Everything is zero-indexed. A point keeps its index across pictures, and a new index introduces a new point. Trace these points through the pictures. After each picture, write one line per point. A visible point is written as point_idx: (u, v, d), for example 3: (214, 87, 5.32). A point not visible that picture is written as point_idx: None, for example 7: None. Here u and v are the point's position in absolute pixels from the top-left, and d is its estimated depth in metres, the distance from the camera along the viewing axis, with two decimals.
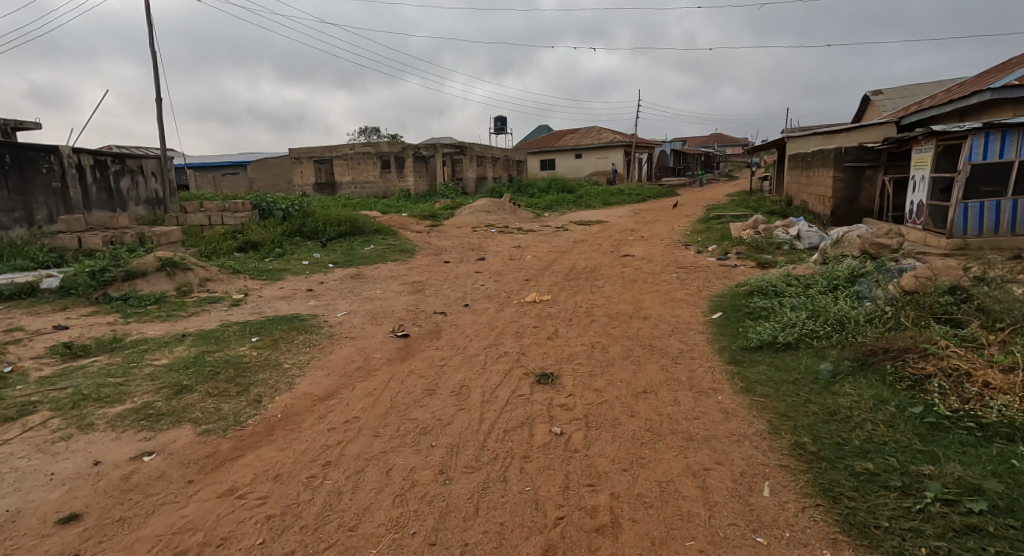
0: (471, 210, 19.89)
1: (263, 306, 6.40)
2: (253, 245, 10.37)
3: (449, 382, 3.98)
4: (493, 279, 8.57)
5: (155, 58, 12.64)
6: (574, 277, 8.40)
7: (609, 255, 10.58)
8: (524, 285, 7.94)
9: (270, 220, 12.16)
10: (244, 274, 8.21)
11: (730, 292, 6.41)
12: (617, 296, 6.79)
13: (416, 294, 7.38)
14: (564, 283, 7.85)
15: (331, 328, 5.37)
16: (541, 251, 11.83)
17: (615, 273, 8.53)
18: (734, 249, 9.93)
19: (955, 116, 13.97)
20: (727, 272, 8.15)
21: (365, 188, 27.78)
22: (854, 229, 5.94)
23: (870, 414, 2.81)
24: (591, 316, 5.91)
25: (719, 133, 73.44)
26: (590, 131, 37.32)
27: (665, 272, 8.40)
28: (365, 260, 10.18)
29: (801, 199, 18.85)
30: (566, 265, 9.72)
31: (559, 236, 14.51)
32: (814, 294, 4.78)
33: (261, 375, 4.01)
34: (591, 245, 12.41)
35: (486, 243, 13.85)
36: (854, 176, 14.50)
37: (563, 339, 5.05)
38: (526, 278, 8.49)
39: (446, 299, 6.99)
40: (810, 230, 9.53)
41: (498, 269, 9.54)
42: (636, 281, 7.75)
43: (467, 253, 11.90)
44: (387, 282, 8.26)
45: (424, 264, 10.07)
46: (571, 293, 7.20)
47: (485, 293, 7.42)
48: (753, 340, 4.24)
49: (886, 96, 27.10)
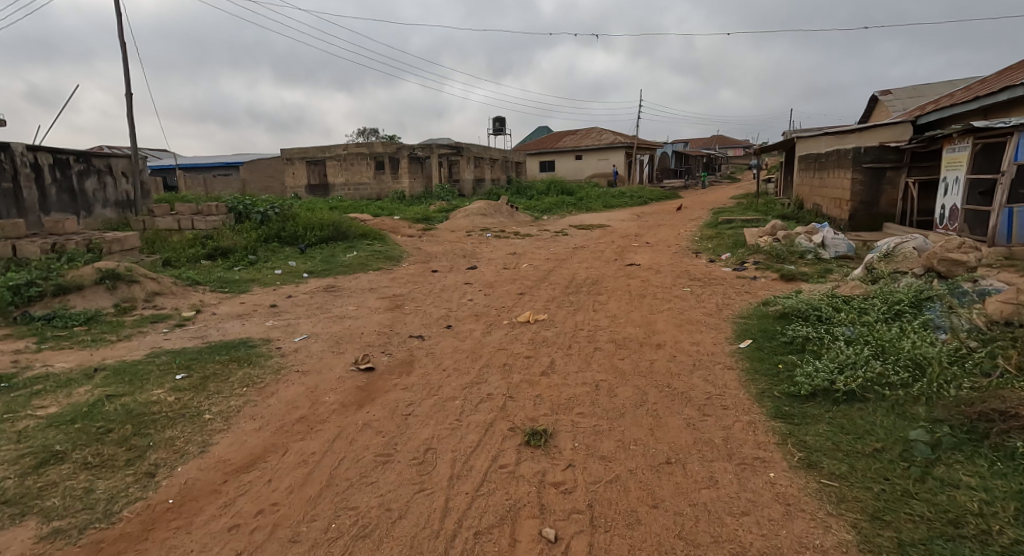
0: (466, 213, 19.04)
1: (213, 327, 5.47)
2: (223, 252, 9.44)
3: (411, 442, 3.08)
4: (485, 292, 7.70)
5: (125, 48, 11.70)
6: (574, 291, 7.49)
7: (612, 265, 9.68)
8: (518, 300, 7.04)
9: (246, 224, 11.26)
10: (203, 286, 7.29)
11: (757, 313, 5.52)
12: (625, 317, 5.84)
13: (395, 310, 6.49)
14: (564, 299, 6.94)
15: (281, 360, 4.43)
16: (539, 259, 10.95)
17: (620, 286, 7.61)
18: (752, 258, 9.09)
19: (981, 113, 13.15)
20: (746, 286, 7.25)
21: (359, 190, 26.87)
22: (909, 240, 5.04)
23: (1019, 533, 1.99)
24: (594, 343, 5.00)
25: (721, 137, 72.89)
26: (589, 133, 36.51)
27: (677, 286, 7.47)
28: (345, 269, 9.30)
29: (813, 202, 17.97)
30: (565, 275, 8.84)
31: (558, 242, 13.62)
32: (872, 324, 3.91)
33: (171, 431, 3.03)
34: (592, 252, 11.51)
35: (480, 249, 12.97)
36: (873, 179, 13.63)
37: (561, 376, 4.14)
38: (520, 292, 7.60)
39: (428, 318, 6.10)
40: (836, 238, 8.84)
41: (490, 280, 8.67)
42: (645, 297, 6.82)
43: (457, 261, 11.02)
44: (366, 295, 7.38)
45: (410, 274, 9.19)
46: (572, 311, 6.29)
47: (474, 310, 6.54)
48: (804, 386, 3.37)
49: (893, 96, 26.37)
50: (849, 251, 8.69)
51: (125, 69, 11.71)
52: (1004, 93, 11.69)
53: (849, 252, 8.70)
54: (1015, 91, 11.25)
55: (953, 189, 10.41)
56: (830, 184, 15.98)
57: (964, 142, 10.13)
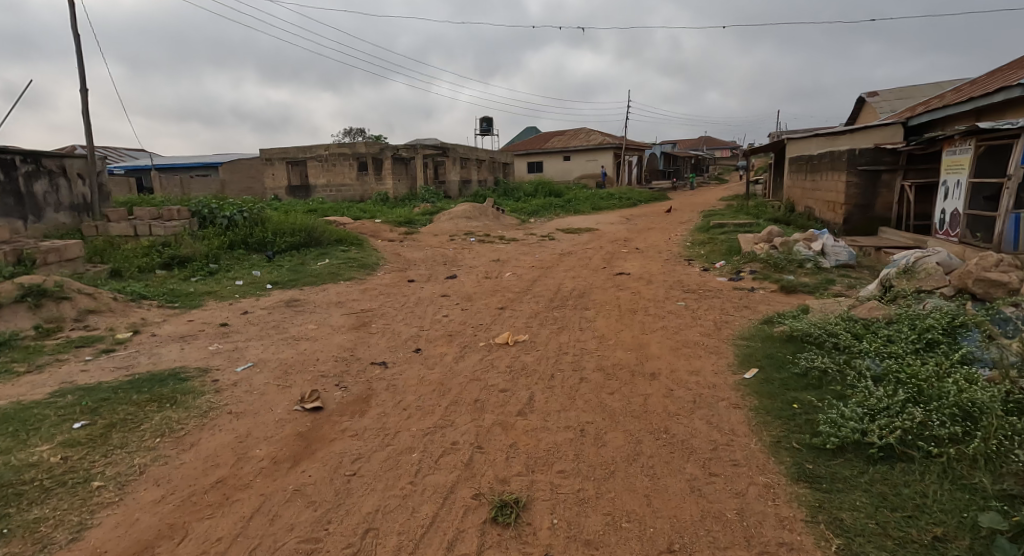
0: (450, 216, 18.41)
1: (145, 352, 4.80)
2: (180, 261, 8.74)
3: (350, 518, 2.49)
4: (463, 306, 7.09)
5: (79, 42, 10.94)
6: (559, 304, 6.93)
7: (600, 273, 9.12)
8: (498, 316, 6.45)
9: (211, 230, 10.54)
10: (150, 301, 6.62)
11: (761, 335, 4.94)
12: (615, 338, 5.26)
13: (360, 329, 5.87)
14: (548, 315, 6.36)
15: (213, 398, 3.78)
16: (524, 267, 10.36)
17: (609, 299, 7.03)
18: (748, 267, 8.57)
19: (975, 115, 12.81)
20: (745, 299, 6.71)
21: (341, 191, 26.15)
22: (932, 254, 4.49)
23: None
24: (580, 372, 4.40)
25: (709, 138, 72.96)
26: (576, 133, 36.05)
27: (670, 299, 6.92)
28: (314, 279, 8.66)
29: (805, 205, 17.57)
30: (551, 286, 8.26)
31: (544, 247, 13.05)
32: (901, 356, 3.36)
33: (38, 509, 2.43)
34: (579, 259, 10.95)
35: (462, 255, 12.37)
36: (868, 182, 13.21)
37: (539, 417, 3.56)
38: (501, 306, 7.01)
39: (397, 339, 5.48)
40: (836, 245, 8.36)
41: (469, 292, 8.07)
42: (636, 312, 6.25)
43: (437, 269, 10.42)
44: (332, 310, 6.74)
45: (384, 284, 8.57)
46: (556, 330, 5.70)
47: (448, 328, 5.93)
48: (830, 437, 2.80)
49: (881, 98, 26.11)
50: (850, 259, 8.21)
51: (79, 64, 10.95)
52: (999, 94, 11.34)
53: (850, 260, 8.22)
54: (1011, 93, 10.89)
55: (954, 193, 10.03)
56: (823, 186, 15.56)
57: (965, 144, 9.72)
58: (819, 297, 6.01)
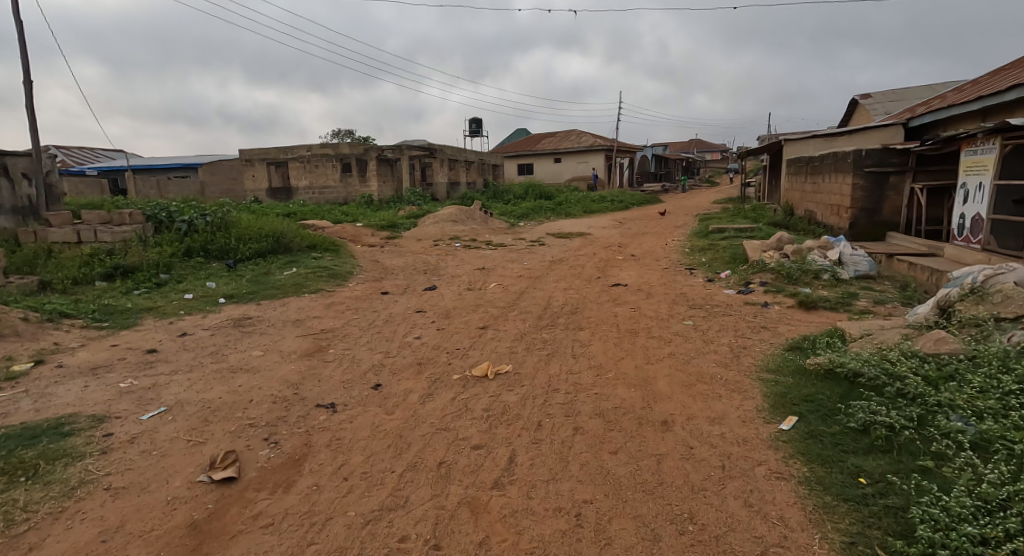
0: (435, 220, 17.53)
1: (35, 392, 3.86)
2: (125, 271, 7.79)
3: None
4: (439, 325, 6.24)
5: (21, 29, 9.96)
6: (548, 323, 6.09)
7: (594, 284, 8.27)
8: (477, 338, 5.60)
9: (166, 236, 9.57)
10: (74, 321, 5.69)
11: (792, 370, 4.11)
12: (616, 370, 4.41)
13: (315, 356, 4.98)
14: (536, 338, 5.50)
15: (92, 465, 2.84)
16: (510, 276, 9.50)
17: (606, 317, 6.19)
18: (757, 278, 7.77)
19: (981, 114, 12.24)
20: (760, 318, 5.89)
21: (324, 194, 25.20)
22: (1005, 272, 3.76)
23: None
24: (575, 420, 3.54)
25: (699, 141, 72.77)
26: (567, 134, 35.32)
27: (676, 316, 6.08)
28: (276, 292, 7.77)
29: (805, 209, 16.88)
30: (540, 300, 7.40)
31: (532, 253, 12.20)
32: (1003, 420, 2.58)
33: None
34: (571, 267, 10.13)
35: (444, 263, 11.50)
36: (875, 185, 12.51)
37: (521, 492, 2.71)
38: (482, 325, 6.15)
39: (356, 370, 4.59)
40: (854, 254, 7.61)
41: (448, 307, 7.20)
42: (638, 335, 5.40)
43: (416, 279, 9.58)
44: (287, 331, 5.84)
45: (353, 298, 7.67)
46: (544, 358, 4.85)
47: (420, 355, 5.06)
48: (935, 546, 2.04)
49: (874, 100, 25.61)
50: (871, 270, 7.43)
51: (22, 53, 9.98)
52: (1011, 93, 10.72)
53: (870, 270, 7.45)
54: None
55: (975, 196, 9.35)
56: (825, 190, 14.85)
57: (988, 143, 9.00)
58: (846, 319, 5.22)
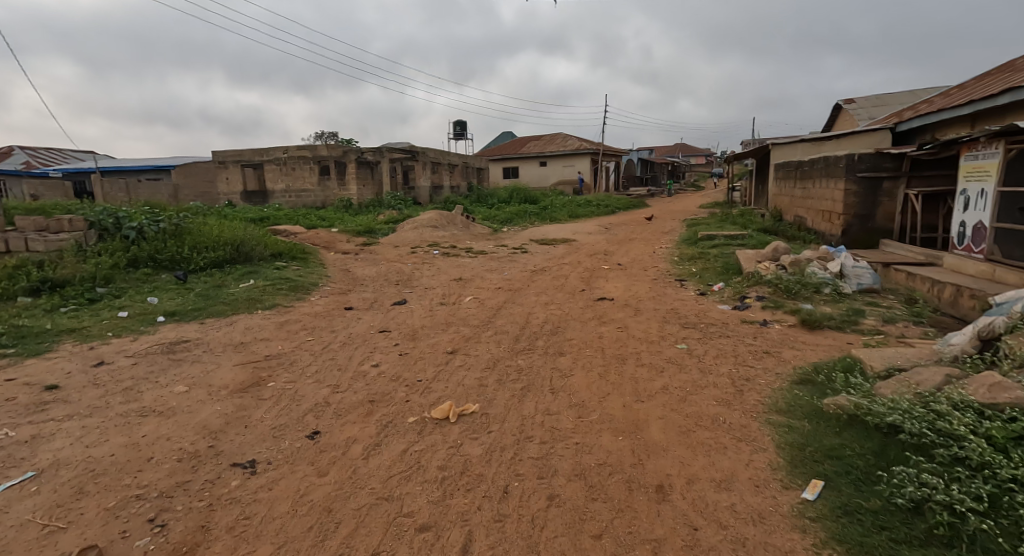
0: (414, 225, 16.81)
1: None
2: (54, 285, 7.04)
3: None
4: (404, 349, 5.54)
5: None
6: (524, 347, 5.43)
7: (577, 299, 7.63)
8: (444, 366, 4.92)
9: (110, 245, 8.75)
10: None
11: (808, 413, 3.47)
12: (601, 412, 3.74)
13: (250, 391, 4.26)
14: (511, 367, 4.83)
15: None
16: (488, 288, 8.82)
17: (590, 339, 5.54)
18: (753, 292, 7.18)
19: (972, 119, 11.87)
20: (761, 341, 5.27)
21: (301, 197, 24.31)
22: None
23: None
24: (549, 484, 2.87)
25: (684, 145, 72.87)
26: (552, 138, 34.84)
27: (667, 339, 5.45)
28: (226, 308, 7.03)
29: (795, 215, 16.43)
30: (517, 317, 6.74)
31: (514, 262, 11.54)
32: None
33: None
34: (553, 278, 9.49)
35: (419, 272, 10.77)
36: (868, 191, 12.04)
37: None
38: (451, 349, 5.46)
39: (294, 412, 3.87)
40: (856, 266, 7.04)
41: (416, 325, 6.50)
42: (625, 363, 4.75)
43: (387, 291, 8.87)
44: (225, 358, 5.10)
45: (311, 315, 6.94)
46: (518, 394, 4.17)
47: (374, 391, 4.36)
48: None
49: (857, 105, 25.48)
50: (875, 283, 6.88)
51: None
52: (1005, 96, 10.33)
53: (874, 284, 6.89)
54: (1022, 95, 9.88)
55: (976, 204, 8.87)
56: (816, 196, 14.39)
57: (990, 148, 8.53)
58: (857, 346, 4.63)
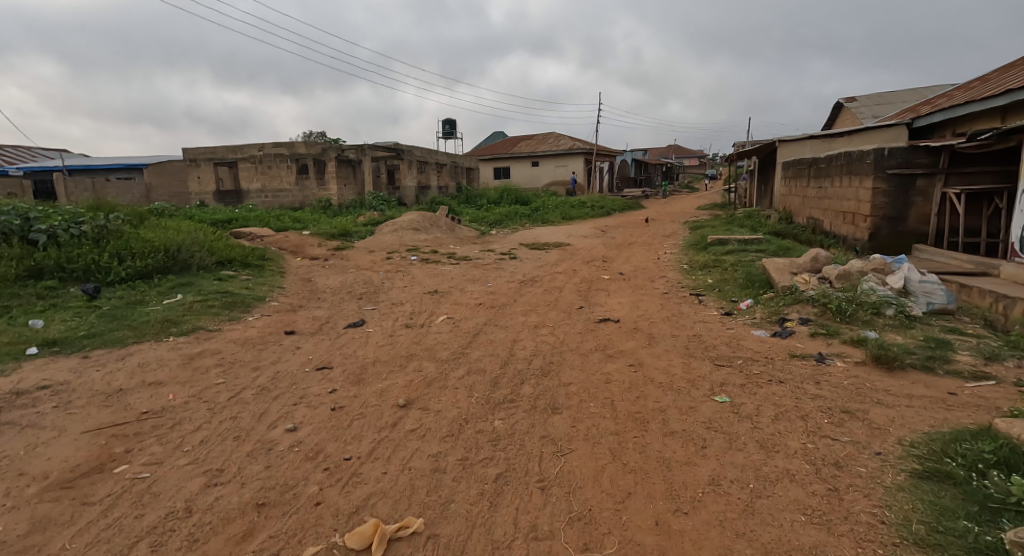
0: (393, 228, 15.30)
1: None
2: None
3: None
4: (340, 399, 4.05)
5: None
6: (504, 400, 3.93)
7: (574, 321, 6.18)
8: (386, 436, 3.42)
9: (8, 252, 7.22)
10: None
11: (979, 549, 2.10)
12: (622, 541, 2.32)
13: (77, 485, 2.78)
14: (484, 437, 3.35)
15: None
16: (466, 304, 7.33)
17: (594, 387, 4.08)
18: (794, 314, 5.76)
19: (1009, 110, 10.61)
20: (828, 391, 3.83)
21: (277, 197, 22.73)
22: None
23: None
24: None
25: (678, 147, 71.78)
26: (544, 138, 33.47)
27: (699, 387, 3.99)
28: (128, 333, 5.55)
29: (808, 217, 15.06)
30: (496, 348, 5.24)
31: (501, 270, 10.08)
32: None
33: None
34: (545, 291, 8.02)
35: (390, 283, 9.26)
36: (899, 191, 10.47)
37: None
38: (404, 400, 3.98)
39: (119, 539, 2.40)
40: (924, 281, 5.66)
41: (366, 360, 5.00)
42: (648, 432, 3.28)
43: (345, 308, 7.42)
44: (80, 417, 3.61)
45: (236, 345, 5.44)
46: (488, 495, 2.71)
47: (269, 483, 2.86)
48: None
49: (860, 103, 24.25)
50: (948, 303, 5.49)
51: None
52: None
53: (946, 304, 5.48)
54: None
55: None
56: (834, 196, 13.02)
57: None
58: (979, 417, 3.23)
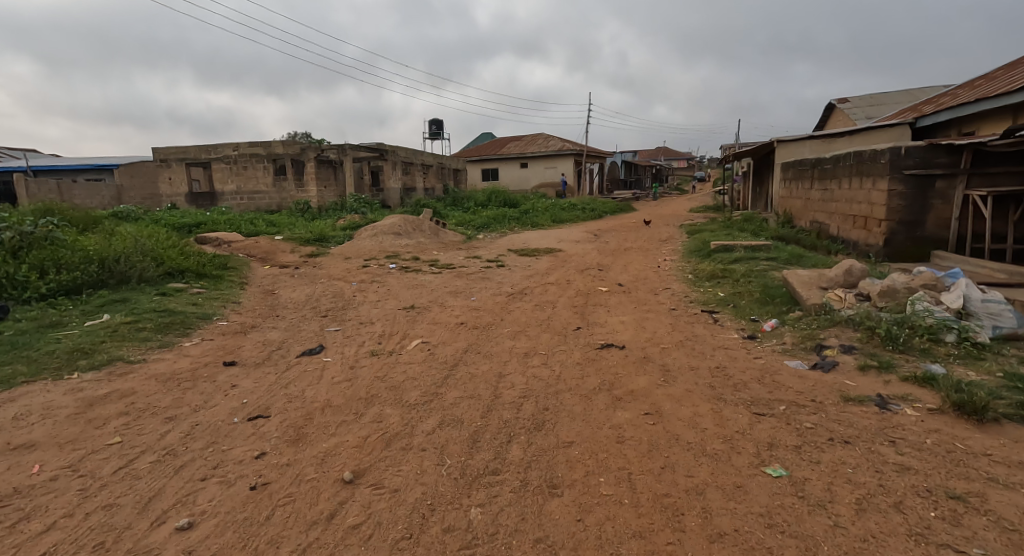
0: (372, 232, 14.25)
1: None
2: None
3: None
4: (264, 470, 3.04)
5: None
6: (485, 471, 2.94)
7: (570, 347, 5.20)
8: (320, 540, 2.44)
9: None
10: None
11: None
12: None
13: None
14: (454, 544, 2.38)
15: None
16: (445, 324, 6.32)
17: (603, 451, 3.09)
18: (832, 339, 4.82)
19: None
20: (915, 456, 2.90)
21: (253, 200, 21.56)
22: None
23: None
24: None
25: (667, 149, 71.41)
26: (533, 139, 32.53)
27: (742, 451, 3.03)
28: (20, 369, 4.47)
29: (812, 220, 14.23)
30: (476, 387, 4.24)
31: (486, 281, 9.08)
32: None
33: None
34: (535, 306, 7.02)
35: (362, 297, 8.23)
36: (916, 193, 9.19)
37: None
38: (351, 473, 2.97)
39: None
40: (986, 303, 4.71)
41: (313, 405, 3.98)
42: (686, 537, 2.34)
43: (304, 329, 6.36)
44: None
45: (156, 384, 4.40)
46: None
47: None
48: None
49: (853, 104, 23.71)
50: (1018, 327, 4.58)
51: None
52: None
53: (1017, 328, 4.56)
54: None
55: None
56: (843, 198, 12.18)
57: None
58: None
